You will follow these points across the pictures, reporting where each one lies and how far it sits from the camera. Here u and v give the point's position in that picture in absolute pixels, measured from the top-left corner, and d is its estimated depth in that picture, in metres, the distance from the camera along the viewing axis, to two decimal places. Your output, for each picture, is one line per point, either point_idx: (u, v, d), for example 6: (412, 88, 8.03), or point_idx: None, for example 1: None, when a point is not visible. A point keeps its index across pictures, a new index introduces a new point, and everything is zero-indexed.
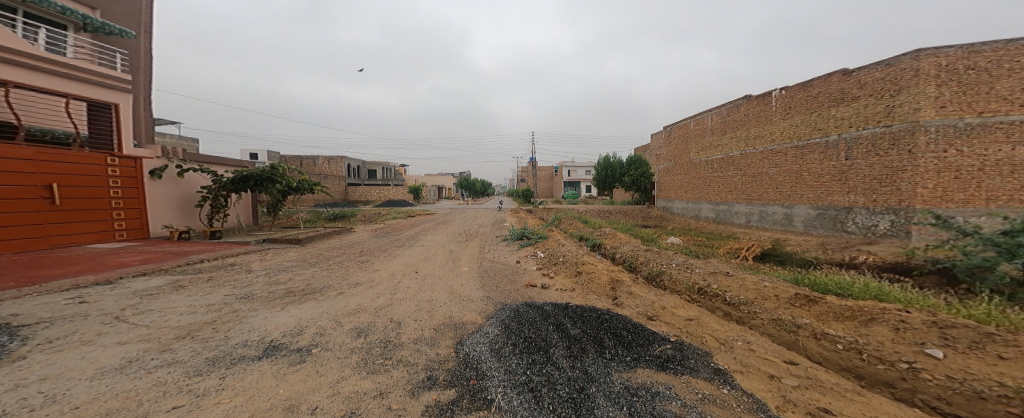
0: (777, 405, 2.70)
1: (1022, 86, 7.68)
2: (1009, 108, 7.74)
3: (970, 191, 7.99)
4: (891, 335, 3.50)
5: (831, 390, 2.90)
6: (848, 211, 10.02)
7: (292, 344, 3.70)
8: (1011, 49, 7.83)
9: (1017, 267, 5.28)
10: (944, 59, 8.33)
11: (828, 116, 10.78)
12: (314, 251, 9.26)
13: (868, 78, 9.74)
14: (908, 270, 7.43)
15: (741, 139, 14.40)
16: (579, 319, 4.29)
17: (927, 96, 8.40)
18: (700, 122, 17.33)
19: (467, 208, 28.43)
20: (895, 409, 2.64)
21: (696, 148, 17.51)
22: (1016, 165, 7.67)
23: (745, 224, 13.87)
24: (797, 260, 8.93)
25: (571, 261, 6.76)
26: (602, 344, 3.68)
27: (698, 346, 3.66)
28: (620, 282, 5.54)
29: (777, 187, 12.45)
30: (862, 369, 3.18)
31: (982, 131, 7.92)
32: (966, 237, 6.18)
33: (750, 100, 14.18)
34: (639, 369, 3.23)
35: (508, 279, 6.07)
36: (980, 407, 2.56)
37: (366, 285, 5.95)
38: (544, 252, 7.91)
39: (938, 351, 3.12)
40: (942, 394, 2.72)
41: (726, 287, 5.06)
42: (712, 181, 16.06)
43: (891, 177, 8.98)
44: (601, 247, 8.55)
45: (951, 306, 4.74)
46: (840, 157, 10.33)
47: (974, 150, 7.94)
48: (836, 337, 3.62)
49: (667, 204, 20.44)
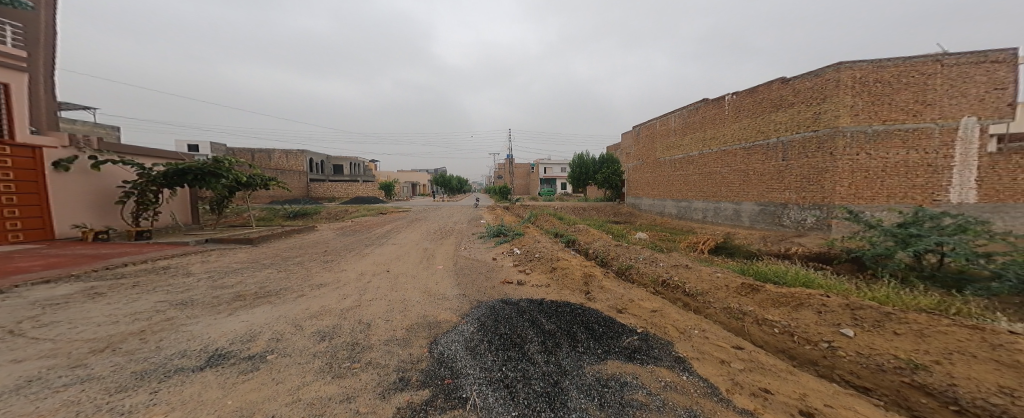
0: (726, 387, 2.97)
1: (916, 99, 8.92)
2: (906, 118, 9.02)
3: (875, 190, 9.29)
4: (815, 318, 3.98)
5: (770, 371, 3.23)
6: (784, 207, 11.12)
7: (242, 351, 3.44)
8: (910, 65, 9.04)
9: (910, 254, 6.25)
10: (863, 72, 9.42)
11: (769, 121, 11.83)
12: (268, 251, 8.63)
13: (801, 87, 10.73)
14: (829, 259, 8.40)
15: (699, 140, 15.35)
16: (553, 315, 4.41)
17: (845, 105, 9.53)
18: (664, 123, 18.24)
19: (443, 205, 27.91)
20: (819, 385, 3.02)
21: (662, 148, 18.41)
22: (911, 168, 8.99)
23: (701, 219, 14.91)
24: (744, 252, 9.76)
25: (545, 257, 6.88)
26: (575, 338, 3.81)
27: (661, 336, 3.91)
28: (592, 277, 5.75)
29: (728, 186, 13.46)
30: (793, 348, 3.61)
31: (885, 138, 9.20)
32: (873, 229, 7.14)
33: (706, 102, 15.11)
34: (609, 361, 3.39)
35: (483, 277, 6.04)
36: (881, 378, 2.99)
37: (331, 286, 5.66)
38: (519, 249, 7.98)
39: (850, 331, 3.59)
40: (853, 369, 3.15)
41: (684, 279, 5.44)
42: (674, 180, 17.04)
43: (817, 177, 10.09)
44: (575, 242, 8.78)
45: (863, 290, 5.48)
46: (778, 158, 11.39)
47: (879, 154, 9.22)
48: (774, 322, 4.03)
49: (636, 201, 21.31)
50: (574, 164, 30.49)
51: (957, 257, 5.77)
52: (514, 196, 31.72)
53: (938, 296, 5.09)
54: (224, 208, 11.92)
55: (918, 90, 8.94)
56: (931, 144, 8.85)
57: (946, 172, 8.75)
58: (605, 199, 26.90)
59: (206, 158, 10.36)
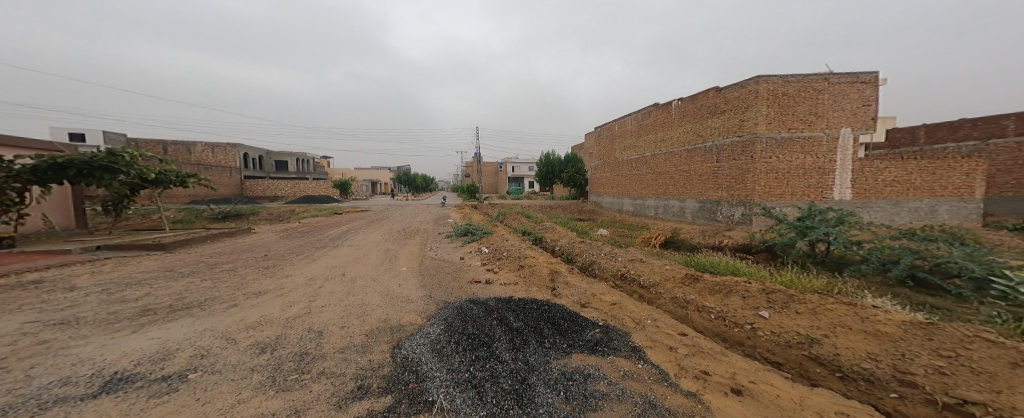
0: (674, 372, 3.24)
1: (811, 111, 10.52)
2: (803, 127, 10.59)
3: (784, 189, 10.80)
4: (739, 302, 4.45)
5: (709, 354, 3.58)
6: (717, 204, 12.34)
7: (154, 372, 3.01)
8: (807, 82, 10.53)
9: (806, 243, 7.30)
10: (781, 85, 10.71)
11: (706, 126, 12.99)
12: (190, 258, 7.62)
13: (730, 96, 11.88)
14: (748, 249, 9.50)
15: (652, 142, 16.35)
16: (520, 312, 4.46)
17: (761, 114, 10.85)
18: (622, 124, 19.12)
19: (408, 204, 26.71)
20: (746, 364, 3.42)
21: (621, 148, 19.31)
22: (806, 170, 10.65)
23: (654, 216, 15.97)
24: (687, 245, 10.65)
25: (512, 255, 6.93)
26: (542, 334, 3.90)
27: (620, 328, 4.14)
28: (559, 273, 5.90)
29: (675, 185, 14.59)
30: (726, 331, 4.04)
31: (790, 143, 10.71)
32: (780, 223, 8.21)
33: (657, 106, 16.04)
34: (574, 355, 3.52)
35: (450, 277, 5.92)
36: (788, 353, 3.46)
37: (272, 293, 5.17)
38: (487, 248, 7.92)
39: (765, 313, 4.06)
40: (771, 347, 3.60)
41: (639, 272, 5.80)
42: (631, 179, 18.01)
43: (741, 177, 11.36)
44: (543, 240, 8.93)
45: (773, 275, 6.31)
46: (713, 160, 12.59)
47: (784, 157, 10.72)
48: (710, 309, 4.46)
49: (599, 199, 22.29)
50: (541, 162, 30.98)
51: (837, 245, 6.91)
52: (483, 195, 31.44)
53: (826, 278, 6.04)
54: (123, 208, 10.36)
55: (812, 104, 10.51)
56: (820, 150, 10.55)
57: (830, 173, 10.56)
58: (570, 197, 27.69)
59: (98, 149, 8.80)
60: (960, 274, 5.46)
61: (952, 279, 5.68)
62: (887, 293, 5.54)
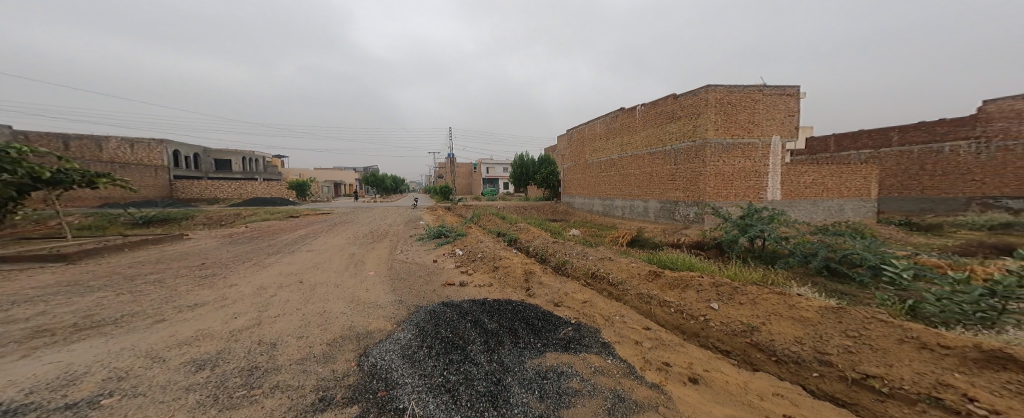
0: (640, 365, 3.38)
1: (749, 120, 11.57)
2: (743, 134, 11.59)
3: (731, 190, 11.74)
4: (693, 295, 4.68)
5: (671, 346, 3.77)
6: (676, 204, 13.06)
7: (56, 400, 2.62)
8: (746, 93, 11.55)
9: (746, 239, 7.97)
10: (729, 94, 11.58)
11: (665, 131, 13.70)
12: (109, 269, 6.75)
13: (685, 103, 12.61)
14: (700, 245, 10.14)
15: (619, 144, 16.93)
16: (495, 313, 4.42)
17: (710, 121, 11.67)
18: (592, 127, 19.60)
19: (376, 206, 25.62)
20: (703, 354, 3.65)
21: (590, 150, 19.81)
22: (747, 173, 11.68)
23: (622, 216, 16.58)
24: (650, 243, 11.17)
25: (486, 257, 6.87)
26: (516, 335, 3.90)
27: (591, 325, 4.24)
28: (533, 273, 5.92)
29: (639, 186, 15.24)
30: (685, 323, 4.28)
31: (733, 149, 11.66)
32: (727, 222, 8.88)
33: (623, 111, 16.63)
34: (547, 354, 3.55)
35: (422, 281, 5.75)
36: (736, 341, 3.74)
37: (212, 305, 4.72)
38: (461, 250, 7.79)
39: (716, 305, 4.31)
40: (722, 336, 3.86)
41: (608, 270, 5.97)
42: (601, 180, 18.54)
43: (695, 179, 12.13)
44: (517, 241, 8.96)
45: (721, 269, 6.82)
46: (671, 163, 13.32)
47: (729, 161, 11.67)
48: (670, 303, 4.69)
49: (571, 200, 22.77)
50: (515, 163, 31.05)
51: (771, 240, 7.62)
52: (455, 196, 30.90)
53: (762, 271, 6.64)
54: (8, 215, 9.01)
55: (749, 114, 11.56)
56: (757, 155, 11.63)
57: (763, 176, 11.63)
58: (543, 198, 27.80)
59: None
60: (861, 263, 6.26)
61: (854, 268, 6.47)
62: (809, 282, 6.21)
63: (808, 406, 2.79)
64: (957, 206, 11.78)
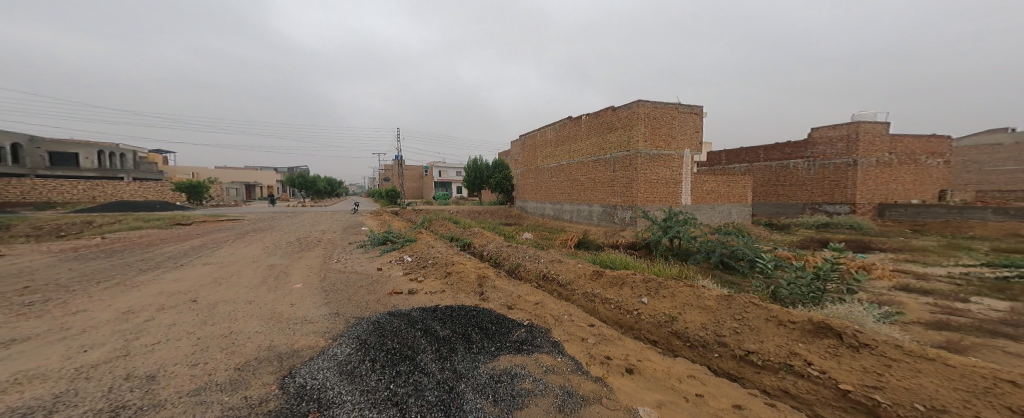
0: (586, 361, 3.48)
1: (667, 133, 12.95)
2: (664, 145, 12.92)
3: (659, 195, 12.97)
4: (628, 291, 4.98)
5: (612, 341, 3.96)
6: (615, 208, 13.93)
7: None
8: (667, 110, 12.89)
9: (666, 239, 8.81)
10: (655, 110, 12.80)
11: (606, 140, 14.57)
12: None
13: (621, 115, 13.56)
14: (633, 246, 10.97)
15: (567, 151, 17.59)
16: (447, 320, 4.25)
17: (640, 133, 12.76)
18: (542, 134, 20.05)
19: (312, 211, 23.30)
20: (637, 346, 3.89)
21: (541, 156, 20.27)
22: (669, 181, 13.04)
23: (570, 219, 17.23)
24: (594, 244, 11.75)
25: (439, 263, 6.60)
26: (470, 340, 3.78)
27: (542, 326, 4.28)
28: (486, 277, 5.82)
29: (585, 191, 15.99)
30: (622, 318, 4.55)
31: (658, 159, 12.91)
32: (654, 224, 9.72)
33: (570, 120, 17.29)
34: (501, 357, 3.49)
35: (365, 291, 5.30)
36: (660, 330, 4.06)
37: (44, 339, 3.71)
38: (410, 257, 7.41)
39: (645, 299, 4.63)
40: (649, 328, 4.16)
41: (558, 271, 6.13)
42: (551, 185, 19.06)
43: (629, 185, 13.11)
44: (471, 246, 8.79)
45: (649, 266, 7.43)
46: (611, 170, 14.22)
47: (655, 169, 12.87)
48: (609, 300, 4.94)
49: (523, 205, 23.02)
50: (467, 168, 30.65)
51: (684, 240, 8.52)
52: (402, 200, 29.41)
53: (679, 266, 7.38)
54: None
55: (667, 128, 12.94)
56: (675, 165, 13.07)
57: (677, 184, 13.15)
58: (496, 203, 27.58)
59: None
60: (743, 257, 7.33)
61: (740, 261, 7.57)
62: (710, 274, 7.07)
63: (712, 384, 3.11)
64: (797, 210, 14.89)
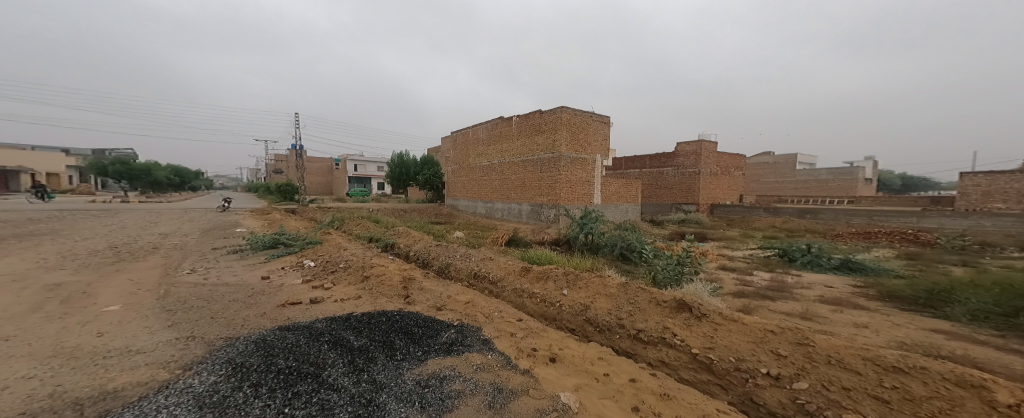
0: (516, 355, 3.47)
1: (583, 139, 14.04)
2: (580, 149, 13.97)
3: (578, 195, 13.96)
4: (552, 285, 5.16)
5: (539, 333, 4.05)
6: (542, 206, 14.43)
7: None
8: (583, 117, 13.95)
9: (581, 234, 9.43)
10: (575, 116, 13.75)
11: (533, 142, 15.07)
12: None
13: (547, 118, 14.13)
14: (557, 241, 11.54)
15: (498, 151, 17.67)
16: (364, 328, 3.87)
17: (561, 137, 13.55)
18: (474, 132, 19.77)
19: (194, 209, 19.29)
20: (562, 336, 4.04)
21: (473, 155, 20.06)
22: (584, 183, 14.17)
23: (501, 218, 17.39)
24: (524, 241, 12.01)
25: (355, 267, 5.98)
26: (392, 347, 3.50)
27: (473, 325, 4.17)
28: (413, 280, 5.48)
29: (514, 190, 16.31)
30: (547, 310, 4.68)
31: (577, 162, 13.88)
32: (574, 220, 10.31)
33: (502, 119, 17.36)
34: (429, 361, 3.29)
35: (242, 306, 4.50)
36: (577, 319, 4.26)
37: None
38: (316, 261, 6.63)
39: (566, 291, 4.84)
40: (568, 319, 4.34)
41: (490, 269, 6.07)
42: (482, 183, 18.95)
43: (554, 185, 13.78)
44: (394, 246, 8.26)
45: (569, 260, 7.87)
46: (537, 170, 14.74)
47: (575, 171, 13.81)
48: (535, 294, 5.04)
49: (455, 202, 22.49)
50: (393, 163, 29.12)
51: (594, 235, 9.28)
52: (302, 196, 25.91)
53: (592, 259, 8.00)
54: None
55: (582, 134, 14.02)
56: (589, 168, 14.26)
57: (590, 185, 14.36)
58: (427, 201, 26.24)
59: None
60: (633, 248, 8.36)
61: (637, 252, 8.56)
62: (612, 264, 7.84)
63: (621, 363, 3.37)
64: (665, 208, 17.55)
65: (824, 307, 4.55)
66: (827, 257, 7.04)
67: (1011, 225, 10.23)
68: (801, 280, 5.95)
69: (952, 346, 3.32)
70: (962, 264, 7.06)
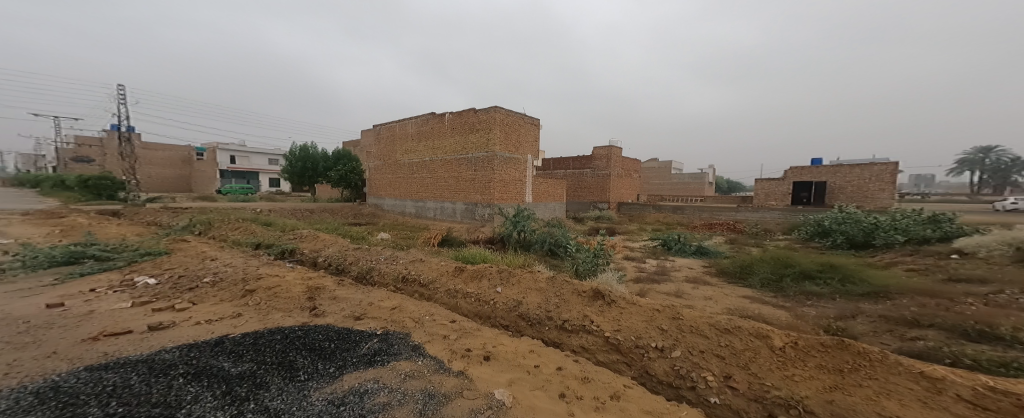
0: (448, 358, 3.45)
1: (515, 139, 14.43)
2: (512, 149, 14.32)
3: (511, 193, 14.37)
4: (486, 283, 5.22)
5: (473, 333, 4.08)
6: (476, 205, 14.43)
7: None
8: (514, 118, 14.34)
9: (516, 231, 9.76)
10: (508, 117, 14.12)
11: (467, 140, 15.02)
12: None
13: (481, 116, 14.16)
14: (492, 239, 11.67)
15: (429, 148, 17.05)
16: (249, 351, 3.37)
17: (495, 136, 13.75)
18: (403, 127, 18.65)
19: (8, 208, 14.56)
20: (496, 333, 4.14)
21: (401, 150, 18.97)
22: (516, 182, 14.61)
23: (433, 217, 16.93)
24: (458, 241, 11.87)
25: (231, 283, 5.26)
26: (292, 368, 3.15)
27: (400, 331, 4.02)
28: (320, 290, 5.09)
29: (448, 189, 16.04)
30: (481, 309, 4.73)
31: (511, 161, 14.26)
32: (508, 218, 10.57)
33: (433, 115, 16.78)
34: (345, 376, 3.08)
35: (10, 347, 3.25)
36: (511, 315, 4.39)
37: None
38: (157, 278, 5.44)
39: (501, 288, 4.96)
40: (502, 315, 4.45)
41: (419, 271, 5.90)
42: (412, 181, 18.13)
43: (488, 184, 13.95)
44: (296, 252, 7.50)
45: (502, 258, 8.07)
46: (472, 168, 14.73)
47: (508, 170, 14.15)
48: (469, 293, 5.05)
49: (380, 201, 20.95)
50: (298, 156, 25.79)
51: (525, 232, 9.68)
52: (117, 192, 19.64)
53: (525, 256, 8.34)
54: None
55: (514, 134, 14.39)
56: (519, 168, 14.70)
57: (522, 183, 14.84)
58: (344, 200, 24.08)
59: None
60: (560, 244, 8.91)
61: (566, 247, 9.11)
62: (542, 260, 8.27)
63: (551, 354, 3.58)
64: (584, 206, 18.93)
65: (689, 285, 5.53)
66: (687, 243, 8.55)
67: (775, 215, 13.39)
68: (673, 264, 7.11)
69: (804, 312, 4.22)
70: (755, 244, 9.21)
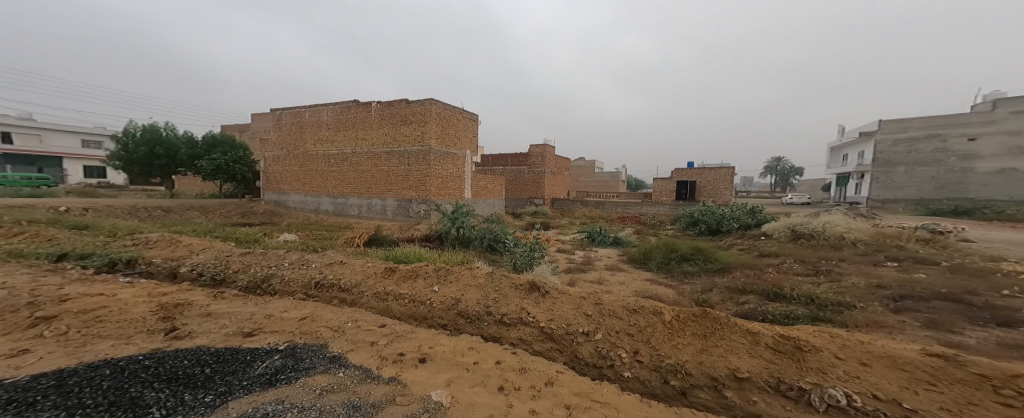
0: (378, 365, 3.36)
1: (450, 134, 14.19)
2: (447, 144, 14.02)
3: (447, 190, 14.13)
4: (419, 284, 5.15)
5: (406, 336, 4.03)
6: (411, 202, 13.93)
7: None
8: (451, 112, 14.11)
9: (454, 228, 9.71)
10: (445, 111, 13.86)
11: (399, 134, 14.33)
12: None
13: (417, 109, 13.64)
14: (428, 237, 11.40)
15: (352, 139, 15.67)
16: (55, 395, 2.58)
17: (430, 131, 13.39)
18: (315, 114, 16.49)
19: None
20: (431, 334, 4.14)
21: (312, 141, 16.76)
22: (453, 178, 14.41)
23: (358, 215, 15.75)
24: (389, 240, 11.31)
25: (6, 310, 3.97)
26: (134, 407, 2.56)
27: (313, 344, 3.74)
28: (186, 307, 4.44)
29: (376, 185, 15.09)
30: (416, 310, 4.66)
31: (448, 157, 14.07)
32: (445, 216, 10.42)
33: (357, 103, 15.43)
34: (232, 402, 2.71)
35: None
36: (448, 313, 4.43)
37: None
38: None
39: (437, 287, 4.96)
40: (436, 315, 4.46)
41: (340, 275, 5.54)
42: (328, 176, 16.42)
43: (423, 179, 13.56)
44: (138, 262, 6.16)
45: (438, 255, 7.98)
46: (405, 164, 14.12)
47: (443, 166, 13.87)
48: (401, 294, 4.93)
49: (281, 198, 18.07)
50: None
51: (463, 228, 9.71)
52: None
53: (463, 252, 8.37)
54: None
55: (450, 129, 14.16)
56: (457, 165, 14.50)
57: (458, 180, 14.67)
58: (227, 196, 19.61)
59: None
60: (499, 239, 9.14)
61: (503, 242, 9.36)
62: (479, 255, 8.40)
63: (486, 349, 3.72)
64: (523, 202, 19.49)
65: (610, 272, 6.16)
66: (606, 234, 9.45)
67: (661, 209, 15.43)
68: (587, 254, 7.78)
69: (700, 289, 5.03)
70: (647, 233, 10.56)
